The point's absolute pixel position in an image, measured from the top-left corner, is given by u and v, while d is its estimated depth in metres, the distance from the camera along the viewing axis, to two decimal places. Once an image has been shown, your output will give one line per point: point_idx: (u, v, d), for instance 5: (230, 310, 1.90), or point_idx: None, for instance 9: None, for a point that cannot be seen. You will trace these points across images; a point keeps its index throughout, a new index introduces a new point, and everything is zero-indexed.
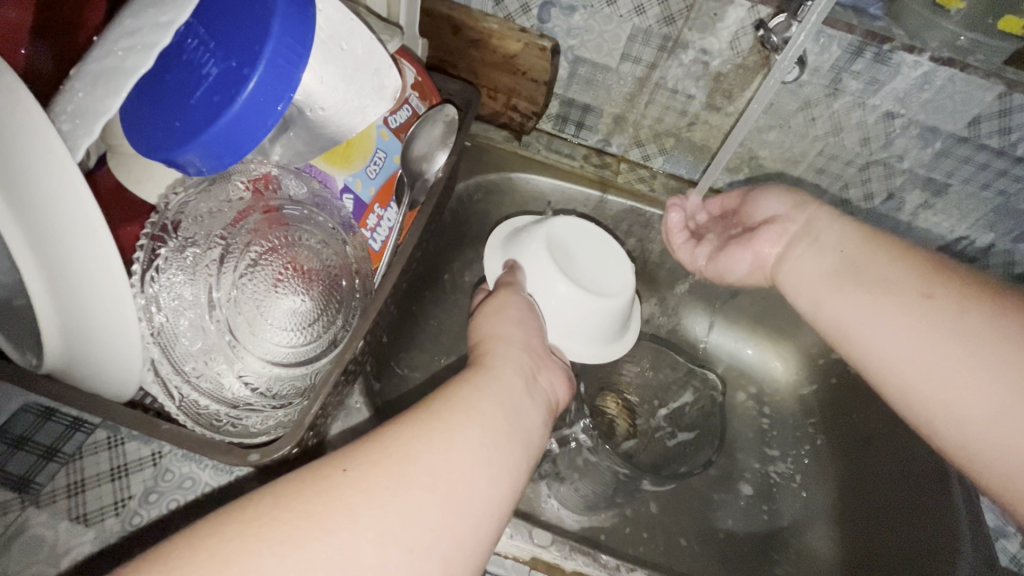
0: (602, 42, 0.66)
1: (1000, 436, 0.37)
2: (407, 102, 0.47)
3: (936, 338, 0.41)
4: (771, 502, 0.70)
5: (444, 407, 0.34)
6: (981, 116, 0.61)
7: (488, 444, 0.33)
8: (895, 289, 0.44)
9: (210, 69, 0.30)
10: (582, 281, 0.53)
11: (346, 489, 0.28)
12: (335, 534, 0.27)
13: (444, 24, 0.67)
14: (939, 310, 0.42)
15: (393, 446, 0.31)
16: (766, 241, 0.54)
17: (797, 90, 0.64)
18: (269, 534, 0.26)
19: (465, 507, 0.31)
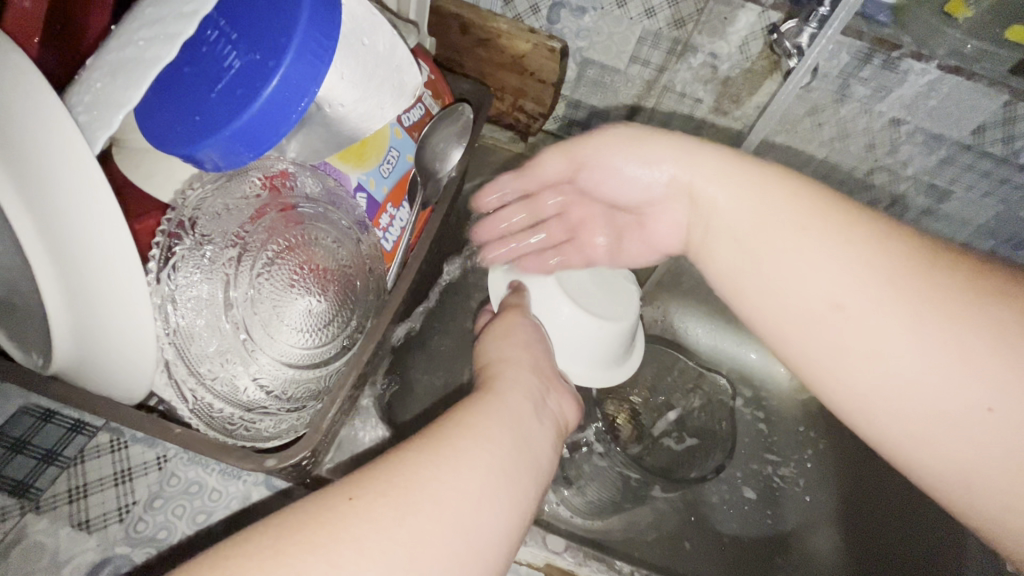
0: (611, 44, 0.66)
1: (966, 461, 0.32)
2: (420, 100, 0.46)
3: (880, 348, 0.34)
4: (775, 507, 0.70)
5: (450, 430, 0.33)
6: (986, 124, 0.61)
7: (496, 469, 0.32)
8: (821, 287, 0.37)
9: (233, 61, 0.29)
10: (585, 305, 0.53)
11: (354, 520, 0.27)
12: (344, 565, 0.26)
13: (451, 22, 0.66)
14: (852, 320, 0.35)
15: (399, 474, 0.30)
16: (667, 220, 0.48)
17: (804, 96, 0.65)
18: (283, 565, 0.25)
19: (472, 536, 0.29)
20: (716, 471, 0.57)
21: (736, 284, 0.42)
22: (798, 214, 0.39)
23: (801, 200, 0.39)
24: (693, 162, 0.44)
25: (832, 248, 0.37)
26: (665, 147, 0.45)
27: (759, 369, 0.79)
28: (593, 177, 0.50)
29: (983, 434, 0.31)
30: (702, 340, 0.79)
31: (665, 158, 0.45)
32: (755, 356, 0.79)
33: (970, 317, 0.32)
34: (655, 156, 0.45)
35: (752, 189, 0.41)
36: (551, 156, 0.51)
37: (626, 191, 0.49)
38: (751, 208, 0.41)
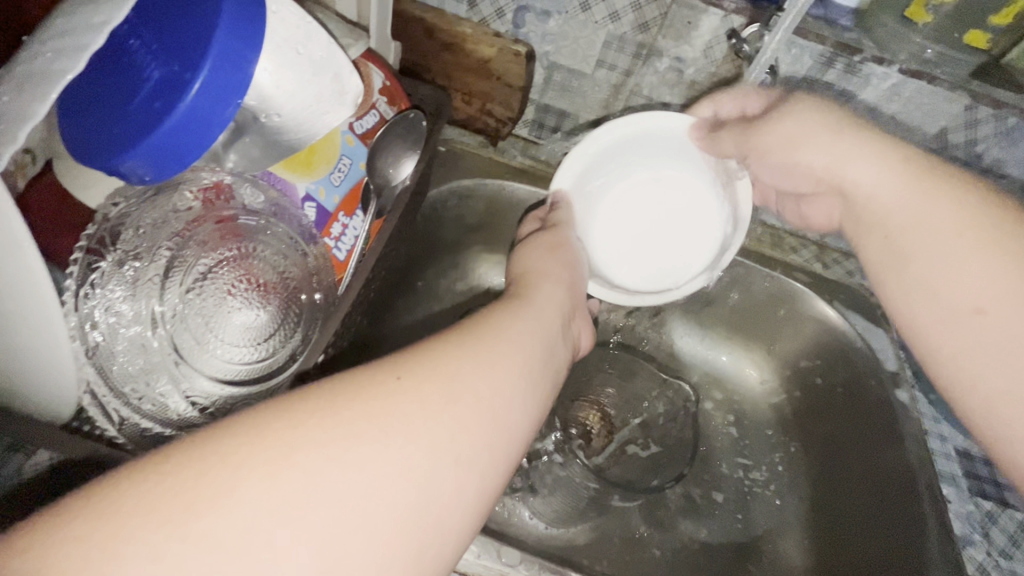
0: (577, 48, 0.65)
1: None
2: (373, 107, 0.45)
3: (1002, 340, 0.34)
4: (745, 511, 0.69)
5: (470, 339, 0.30)
6: (948, 128, 0.62)
7: (506, 392, 0.29)
8: (960, 284, 0.36)
9: (150, 72, 0.28)
10: (626, 249, 0.56)
11: (325, 421, 0.24)
12: (394, 436, 0.24)
13: (415, 26, 0.65)
14: (1000, 324, 0.34)
15: (441, 358, 0.28)
16: (819, 210, 0.46)
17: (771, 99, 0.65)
18: (225, 489, 0.21)
19: (511, 425, 0.29)
20: (672, 479, 0.57)
21: (881, 277, 0.40)
22: (948, 211, 0.37)
23: (942, 193, 0.37)
24: (843, 143, 0.40)
25: (1002, 251, 0.35)
26: (814, 123, 0.41)
27: (733, 372, 0.78)
28: (763, 148, 0.45)
29: None
30: (676, 344, 0.79)
31: (817, 137, 0.41)
32: (728, 360, 0.78)
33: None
34: (811, 136, 0.41)
35: (911, 173, 0.38)
36: (731, 131, 0.49)
37: (791, 181, 0.45)
38: (895, 195, 0.39)
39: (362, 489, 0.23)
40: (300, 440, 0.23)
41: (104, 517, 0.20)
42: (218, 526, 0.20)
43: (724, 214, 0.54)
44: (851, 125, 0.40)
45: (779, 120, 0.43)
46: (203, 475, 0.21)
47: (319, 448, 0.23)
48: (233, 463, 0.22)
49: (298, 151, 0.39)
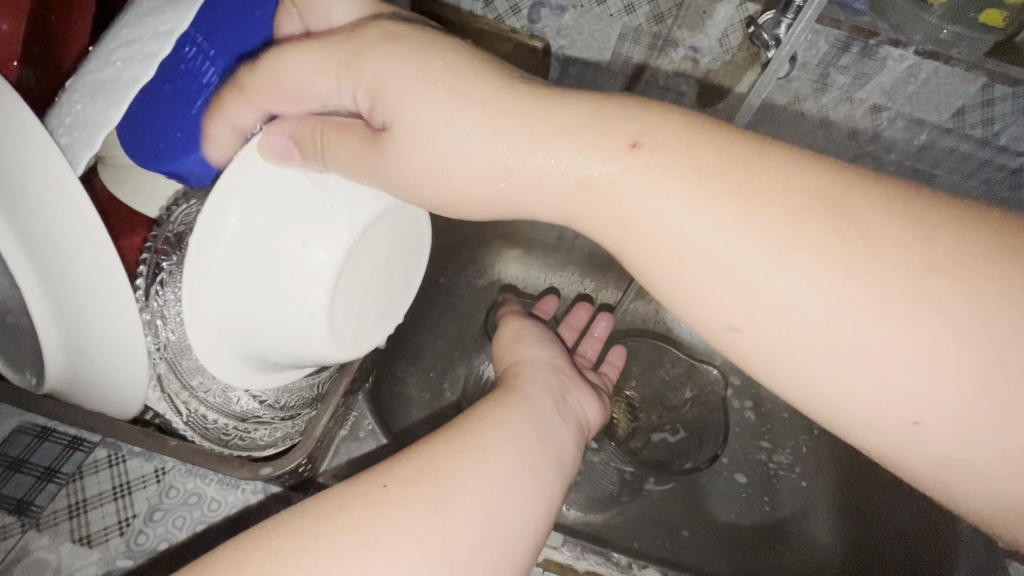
0: (592, 41, 0.70)
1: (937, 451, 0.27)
2: None
3: (826, 361, 0.28)
4: (771, 493, 0.71)
5: (480, 422, 0.36)
6: (964, 108, 0.64)
7: (519, 459, 0.34)
8: (732, 297, 0.29)
9: (229, 86, 0.32)
10: (352, 298, 0.37)
11: (385, 503, 0.30)
12: (378, 548, 0.28)
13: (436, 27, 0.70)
14: (767, 339, 0.29)
15: (428, 463, 0.32)
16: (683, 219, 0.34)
17: (786, 86, 0.68)
18: (308, 553, 0.28)
19: (497, 521, 0.31)
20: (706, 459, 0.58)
21: (655, 280, 0.32)
22: (678, 204, 0.30)
23: (674, 169, 0.30)
24: (501, 140, 0.31)
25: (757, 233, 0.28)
26: (436, 106, 0.30)
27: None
28: (406, 179, 0.32)
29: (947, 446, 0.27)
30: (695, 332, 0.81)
31: (458, 124, 0.30)
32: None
33: (918, 303, 0.26)
34: (455, 129, 0.30)
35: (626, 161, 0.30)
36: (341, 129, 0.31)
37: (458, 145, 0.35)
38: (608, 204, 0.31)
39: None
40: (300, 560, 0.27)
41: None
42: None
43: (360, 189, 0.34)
44: (480, 106, 0.30)
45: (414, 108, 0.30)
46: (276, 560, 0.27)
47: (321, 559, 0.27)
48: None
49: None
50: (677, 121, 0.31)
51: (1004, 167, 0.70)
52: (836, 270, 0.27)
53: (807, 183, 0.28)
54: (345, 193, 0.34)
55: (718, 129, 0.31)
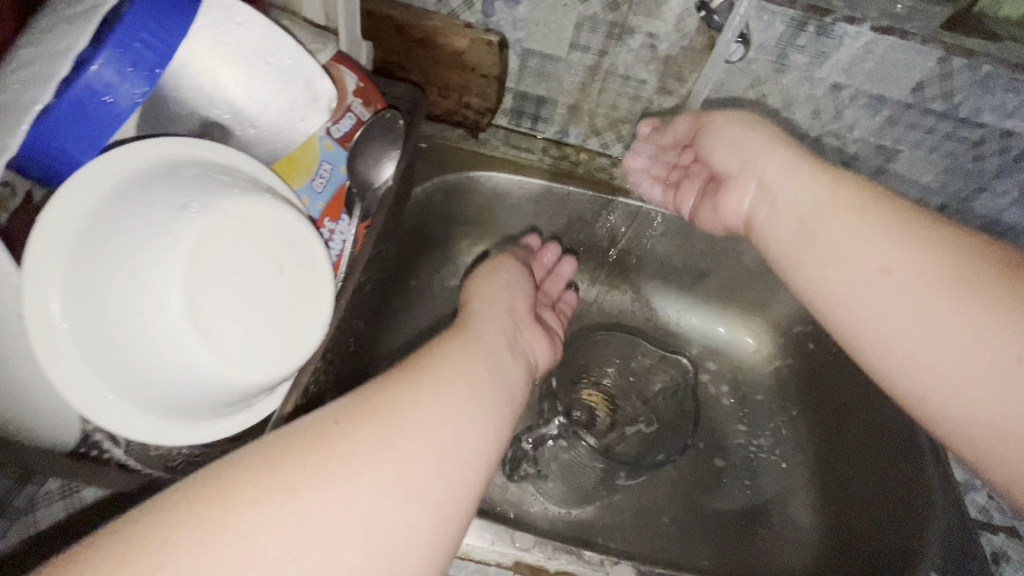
0: (549, 32, 0.69)
1: (985, 404, 0.35)
2: (349, 110, 0.47)
3: (918, 312, 0.39)
4: (753, 477, 0.71)
5: (433, 358, 0.37)
6: (923, 82, 0.64)
7: (475, 394, 0.35)
8: (880, 252, 0.42)
9: (132, 95, 0.30)
10: (226, 308, 0.32)
11: (335, 440, 0.29)
12: (333, 480, 0.27)
13: (388, 25, 0.69)
14: (896, 283, 0.41)
15: (379, 400, 0.31)
16: (737, 199, 0.54)
17: (745, 68, 0.68)
18: (253, 496, 0.26)
19: (448, 457, 0.31)
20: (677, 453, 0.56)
21: (817, 240, 0.46)
22: (861, 210, 0.44)
23: (883, 204, 0.44)
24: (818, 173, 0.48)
25: (892, 233, 0.42)
26: (764, 150, 0.52)
27: (730, 340, 0.80)
28: (759, 183, 0.52)
29: (991, 394, 0.35)
30: (673, 320, 0.82)
31: (794, 177, 0.49)
32: (724, 330, 0.80)
33: (995, 303, 0.36)
34: (777, 168, 0.50)
35: (821, 181, 0.47)
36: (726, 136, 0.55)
37: (728, 157, 0.55)
38: (819, 200, 0.46)
39: (305, 534, 0.25)
40: (242, 499, 0.26)
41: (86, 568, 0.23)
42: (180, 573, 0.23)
43: (186, 189, 0.32)
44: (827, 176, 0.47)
45: (723, 121, 0.56)
46: (215, 503, 0.25)
47: (264, 496, 0.26)
48: (197, 529, 0.24)
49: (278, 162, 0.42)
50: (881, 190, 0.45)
51: (967, 140, 0.69)
52: (935, 257, 0.40)
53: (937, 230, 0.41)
54: (179, 199, 0.32)
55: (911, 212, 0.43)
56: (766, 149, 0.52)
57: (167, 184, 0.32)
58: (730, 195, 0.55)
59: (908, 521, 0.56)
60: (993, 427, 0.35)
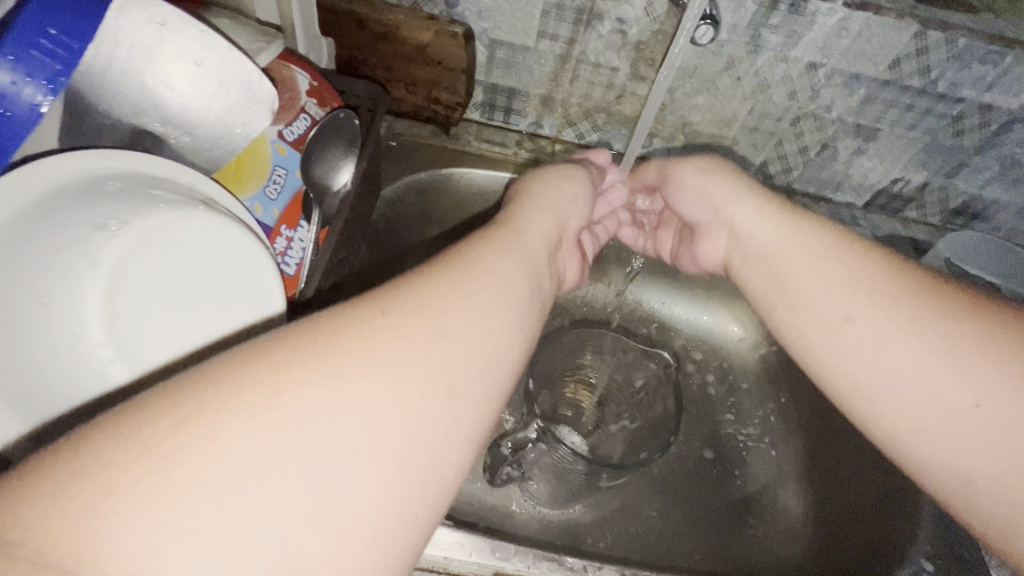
0: (515, 21, 0.67)
1: (978, 458, 0.31)
2: (304, 111, 0.46)
3: (897, 355, 0.35)
4: (742, 467, 0.70)
5: (484, 254, 0.34)
6: (900, 58, 0.63)
7: (519, 296, 0.33)
8: (843, 297, 0.39)
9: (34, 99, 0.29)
10: (152, 333, 0.35)
11: (390, 332, 0.25)
12: (386, 369, 0.24)
13: (347, 20, 0.66)
14: (862, 332, 0.37)
15: (423, 290, 0.28)
16: (711, 245, 0.53)
17: (718, 50, 0.66)
18: (298, 383, 0.22)
19: (491, 355, 0.28)
20: (657, 453, 0.54)
21: (788, 287, 0.42)
22: (816, 258, 0.42)
23: (856, 249, 0.41)
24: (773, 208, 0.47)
25: (859, 270, 0.39)
26: (723, 186, 0.51)
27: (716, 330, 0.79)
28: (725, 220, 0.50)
29: (986, 436, 0.31)
30: (657, 311, 0.80)
31: (756, 217, 0.47)
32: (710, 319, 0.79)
33: (983, 350, 0.33)
34: (745, 207, 0.48)
35: (786, 225, 0.45)
36: (691, 178, 0.54)
37: (697, 207, 0.54)
38: (786, 240, 0.44)
39: (357, 424, 0.22)
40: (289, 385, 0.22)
41: (96, 452, 0.19)
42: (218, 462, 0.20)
43: (103, 207, 0.33)
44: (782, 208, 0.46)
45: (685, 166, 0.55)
46: (250, 389, 0.22)
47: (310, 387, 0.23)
48: (239, 401, 0.21)
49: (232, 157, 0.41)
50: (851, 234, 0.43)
51: (947, 115, 0.68)
52: (907, 297, 0.37)
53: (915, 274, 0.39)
54: (95, 217, 0.33)
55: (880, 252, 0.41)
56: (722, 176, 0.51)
57: (79, 205, 0.32)
58: (705, 241, 0.54)
59: (898, 508, 0.55)
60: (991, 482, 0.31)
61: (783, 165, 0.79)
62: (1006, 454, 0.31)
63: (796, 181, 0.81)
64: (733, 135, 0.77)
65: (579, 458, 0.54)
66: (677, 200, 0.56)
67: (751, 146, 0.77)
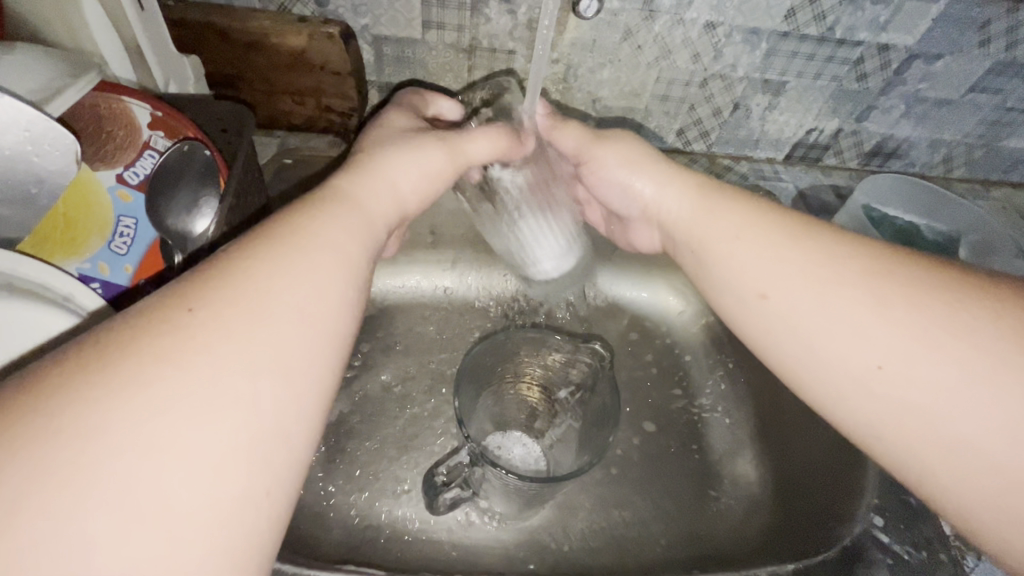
0: (395, 13, 0.62)
1: (889, 410, 0.35)
2: (147, 148, 0.43)
3: (807, 325, 0.38)
4: (700, 439, 0.68)
5: (308, 215, 0.35)
6: (794, 7, 0.62)
7: (351, 248, 0.36)
8: (761, 275, 0.41)
9: None
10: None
11: (213, 310, 0.28)
12: (227, 346, 0.27)
13: (206, 32, 0.60)
14: (776, 303, 0.40)
15: (244, 260, 0.31)
16: (644, 236, 0.55)
17: (612, 20, 0.63)
18: (131, 375, 0.25)
19: (325, 370, 0.31)
20: (592, 463, 0.51)
21: (710, 265, 0.45)
22: (734, 234, 0.43)
23: (773, 227, 0.42)
24: (690, 189, 0.48)
25: (771, 245, 0.41)
26: (640, 174, 0.51)
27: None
28: (653, 210, 0.51)
29: (883, 389, 0.35)
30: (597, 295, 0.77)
31: (679, 196, 0.48)
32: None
33: (892, 296, 0.36)
34: (669, 197, 0.49)
35: (702, 207, 0.46)
36: (609, 165, 0.52)
37: (623, 201, 0.53)
38: (703, 221, 0.46)
39: (208, 408, 0.26)
40: (128, 427, 0.24)
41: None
42: (51, 510, 0.22)
43: None
44: (695, 186, 0.48)
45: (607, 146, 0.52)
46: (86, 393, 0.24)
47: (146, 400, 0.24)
48: (79, 403, 0.24)
49: (52, 210, 0.40)
50: (765, 206, 0.44)
51: (848, 60, 0.67)
52: (819, 271, 0.39)
53: (826, 233, 0.40)
54: None
55: (788, 214, 0.43)
56: (635, 162, 0.51)
57: None
58: (640, 232, 0.55)
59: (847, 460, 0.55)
60: (892, 429, 0.35)
61: (699, 130, 0.77)
62: (912, 408, 0.34)
63: (715, 145, 0.79)
64: (645, 107, 0.73)
65: (511, 477, 0.51)
66: (603, 192, 0.54)
67: (665, 115, 0.74)
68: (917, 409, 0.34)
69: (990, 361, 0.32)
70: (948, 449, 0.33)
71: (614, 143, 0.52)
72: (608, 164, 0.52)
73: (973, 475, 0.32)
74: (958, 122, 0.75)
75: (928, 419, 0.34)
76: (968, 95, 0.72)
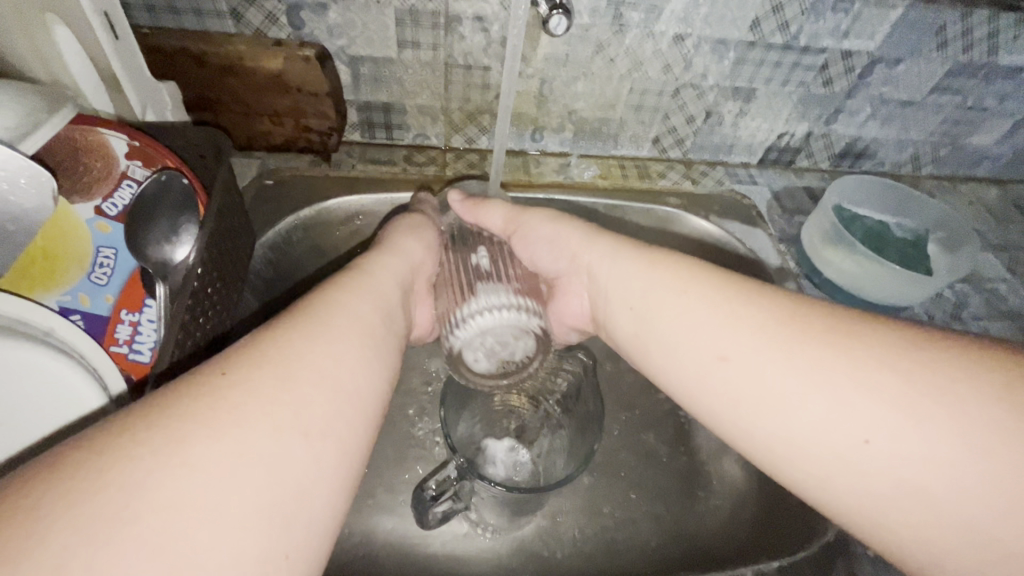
0: (370, 34, 0.63)
1: (879, 492, 0.32)
2: (125, 178, 0.44)
3: (777, 396, 0.36)
4: (687, 441, 0.69)
5: (328, 294, 0.39)
6: (759, 17, 0.64)
7: (364, 324, 0.38)
8: (713, 338, 0.39)
9: None
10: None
11: (243, 377, 0.30)
12: (259, 410, 0.29)
13: (184, 59, 0.61)
14: (733, 371, 0.38)
15: (269, 331, 0.34)
16: (574, 298, 0.54)
17: (584, 35, 0.65)
18: (176, 433, 0.26)
19: (354, 432, 0.33)
20: (580, 470, 0.52)
21: (660, 333, 0.43)
22: (685, 296, 0.42)
23: (720, 288, 0.41)
24: (625, 251, 0.49)
25: (718, 306, 0.40)
26: (572, 235, 0.52)
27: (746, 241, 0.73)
28: (584, 273, 0.51)
29: (867, 468, 0.32)
30: None
31: (617, 263, 0.48)
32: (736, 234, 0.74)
33: (865, 363, 0.34)
34: (601, 260, 0.49)
35: (639, 268, 0.46)
36: (538, 224, 0.55)
37: (551, 258, 0.54)
38: (641, 280, 0.45)
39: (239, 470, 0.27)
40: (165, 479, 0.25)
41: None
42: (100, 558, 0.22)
43: None
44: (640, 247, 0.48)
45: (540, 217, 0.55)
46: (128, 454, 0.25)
47: (149, 501, 0.24)
48: (128, 457, 0.25)
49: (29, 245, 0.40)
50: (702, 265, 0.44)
51: (813, 66, 0.70)
52: (787, 338, 0.37)
53: (779, 300, 0.39)
54: None
55: (720, 272, 0.43)
56: (569, 229, 0.53)
57: None
58: (567, 296, 0.54)
59: None
60: (883, 512, 0.32)
61: (675, 138, 0.78)
62: (900, 485, 0.31)
63: (690, 152, 0.81)
64: (620, 117, 0.75)
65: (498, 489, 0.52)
66: (529, 255, 0.56)
67: (640, 124, 0.76)
68: (908, 488, 0.31)
69: (979, 433, 0.30)
70: (948, 533, 0.30)
71: (537, 212, 0.55)
72: (538, 229, 0.55)
73: (967, 560, 0.30)
74: (922, 122, 0.78)
75: (919, 501, 0.31)
76: (930, 96, 0.74)
